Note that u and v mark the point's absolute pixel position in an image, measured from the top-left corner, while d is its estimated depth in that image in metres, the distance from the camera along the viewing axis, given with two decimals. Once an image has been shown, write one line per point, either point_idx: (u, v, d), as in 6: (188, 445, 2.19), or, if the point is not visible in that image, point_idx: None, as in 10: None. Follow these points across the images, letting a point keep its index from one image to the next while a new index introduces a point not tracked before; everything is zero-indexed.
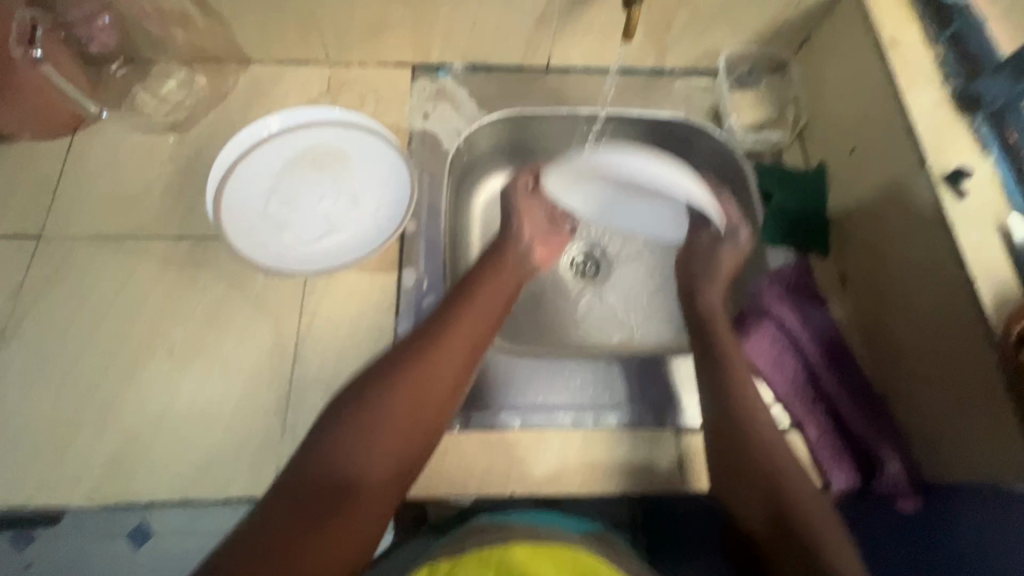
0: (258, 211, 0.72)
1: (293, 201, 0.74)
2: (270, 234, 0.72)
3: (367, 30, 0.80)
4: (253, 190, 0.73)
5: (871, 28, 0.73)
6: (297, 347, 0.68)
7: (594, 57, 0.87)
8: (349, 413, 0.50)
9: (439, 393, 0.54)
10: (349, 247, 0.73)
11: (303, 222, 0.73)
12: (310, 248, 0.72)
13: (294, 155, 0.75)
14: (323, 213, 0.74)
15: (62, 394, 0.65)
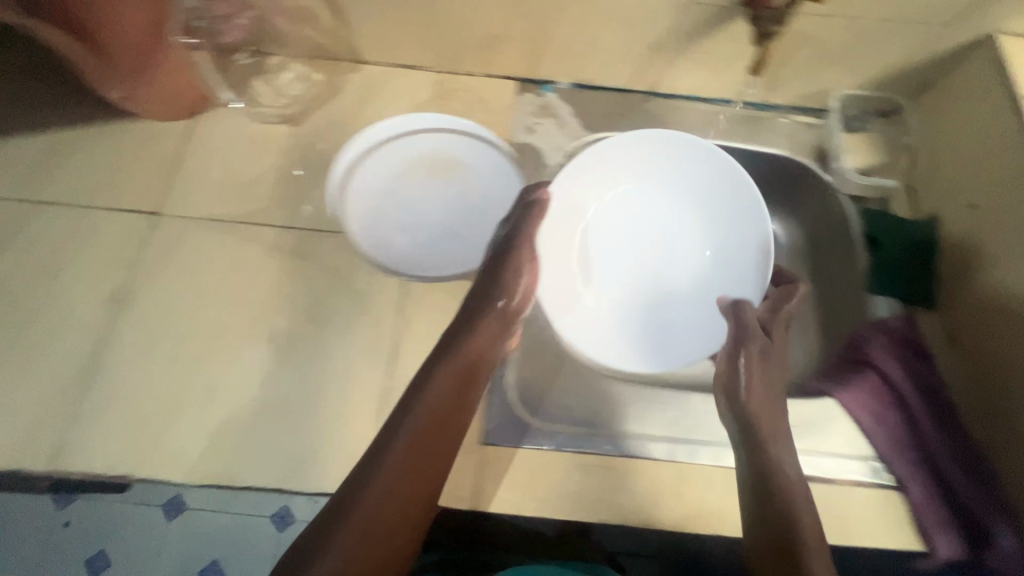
0: (380, 212, 0.74)
1: (409, 202, 0.75)
2: (388, 234, 0.73)
3: (483, 43, 0.81)
4: (374, 189, 0.75)
5: (1006, 83, 0.71)
6: (395, 348, 0.68)
7: (702, 86, 0.86)
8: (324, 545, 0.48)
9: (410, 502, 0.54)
10: (461, 254, 0.74)
11: (418, 224, 0.74)
12: (423, 251, 0.74)
13: (413, 156, 0.76)
14: (437, 218, 0.76)
15: (169, 370, 0.66)
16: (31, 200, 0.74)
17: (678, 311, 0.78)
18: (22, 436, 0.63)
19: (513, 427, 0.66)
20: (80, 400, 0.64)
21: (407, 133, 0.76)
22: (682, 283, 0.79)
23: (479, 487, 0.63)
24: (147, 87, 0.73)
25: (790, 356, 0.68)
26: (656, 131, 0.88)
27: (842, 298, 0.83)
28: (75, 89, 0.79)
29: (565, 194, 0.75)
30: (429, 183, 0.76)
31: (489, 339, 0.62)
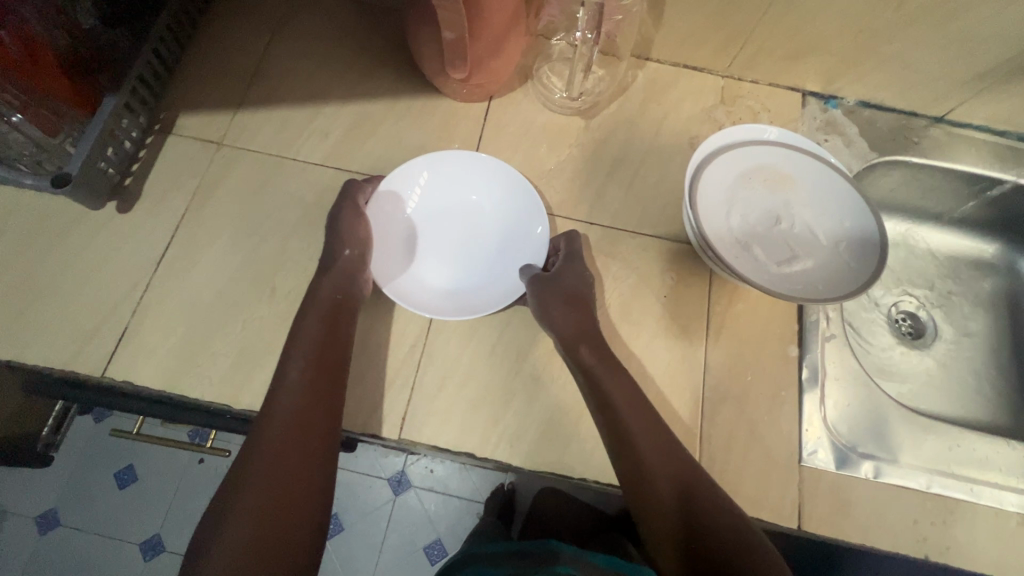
0: (729, 220, 0.68)
1: (752, 222, 0.69)
2: (736, 250, 0.67)
3: (791, 53, 0.80)
4: (716, 198, 0.68)
5: None
6: (706, 357, 0.69)
7: (1000, 118, 0.83)
8: (225, 507, 0.50)
9: (289, 472, 0.52)
10: (820, 277, 0.66)
11: (764, 243, 0.68)
12: (774, 270, 0.66)
13: (765, 168, 0.70)
14: (782, 236, 0.69)
15: (494, 353, 0.68)
16: (349, 172, 0.76)
17: (494, 258, 0.69)
18: (361, 400, 0.65)
19: (835, 453, 0.65)
20: (413, 374, 0.66)
21: (747, 142, 0.69)
22: (480, 221, 0.70)
23: (801, 505, 0.63)
24: (484, 72, 0.73)
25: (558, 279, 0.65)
26: (942, 158, 0.85)
27: None
28: (385, 65, 0.81)
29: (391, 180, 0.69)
30: (775, 206, 0.70)
31: (351, 266, 0.63)
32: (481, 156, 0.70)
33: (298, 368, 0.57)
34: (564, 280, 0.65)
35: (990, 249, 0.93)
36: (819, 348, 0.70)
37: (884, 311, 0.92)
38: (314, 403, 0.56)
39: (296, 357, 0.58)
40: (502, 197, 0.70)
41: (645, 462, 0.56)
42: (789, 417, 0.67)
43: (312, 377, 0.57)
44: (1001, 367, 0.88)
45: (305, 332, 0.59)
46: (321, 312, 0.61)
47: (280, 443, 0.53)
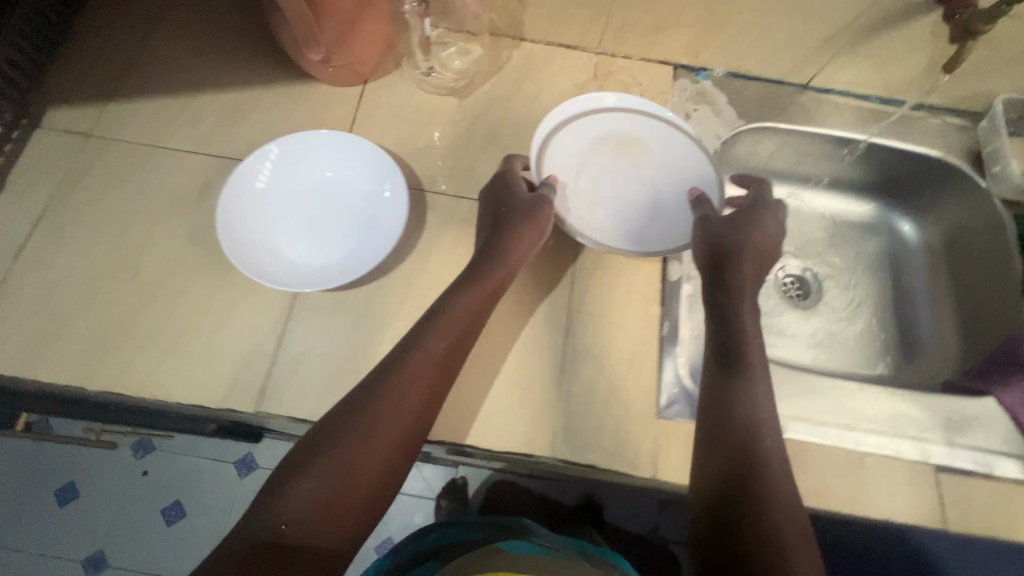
0: (578, 182, 0.74)
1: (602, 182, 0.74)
2: (582, 210, 0.73)
3: (653, 26, 0.82)
4: (567, 180, 0.73)
5: None
6: (570, 321, 0.71)
7: (860, 83, 0.86)
8: (330, 441, 0.55)
9: (373, 452, 0.55)
10: (676, 223, 0.73)
11: (612, 202, 0.74)
12: (615, 228, 0.73)
13: (614, 134, 0.75)
14: (630, 198, 0.74)
15: (358, 326, 0.68)
16: (219, 158, 0.76)
17: (358, 232, 0.69)
18: (221, 379, 0.65)
19: (690, 405, 0.67)
20: (274, 348, 0.66)
21: (573, 120, 0.73)
22: (337, 195, 0.70)
23: (657, 457, 0.65)
24: (343, 53, 0.74)
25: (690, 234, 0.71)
26: (807, 124, 0.88)
27: (983, 303, 0.84)
28: (259, 52, 0.81)
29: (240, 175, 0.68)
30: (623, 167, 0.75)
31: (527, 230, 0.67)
32: (322, 131, 0.70)
33: (425, 357, 0.60)
34: (736, 233, 0.67)
35: (864, 210, 0.97)
36: (681, 307, 0.72)
37: (772, 275, 0.95)
38: (416, 393, 0.58)
39: (430, 345, 0.61)
40: (354, 168, 0.71)
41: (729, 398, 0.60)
42: (648, 373, 0.68)
43: (425, 365, 0.60)
44: (881, 321, 0.91)
45: (445, 319, 0.63)
46: (471, 306, 0.64)
47: (389, 418, 0.57)
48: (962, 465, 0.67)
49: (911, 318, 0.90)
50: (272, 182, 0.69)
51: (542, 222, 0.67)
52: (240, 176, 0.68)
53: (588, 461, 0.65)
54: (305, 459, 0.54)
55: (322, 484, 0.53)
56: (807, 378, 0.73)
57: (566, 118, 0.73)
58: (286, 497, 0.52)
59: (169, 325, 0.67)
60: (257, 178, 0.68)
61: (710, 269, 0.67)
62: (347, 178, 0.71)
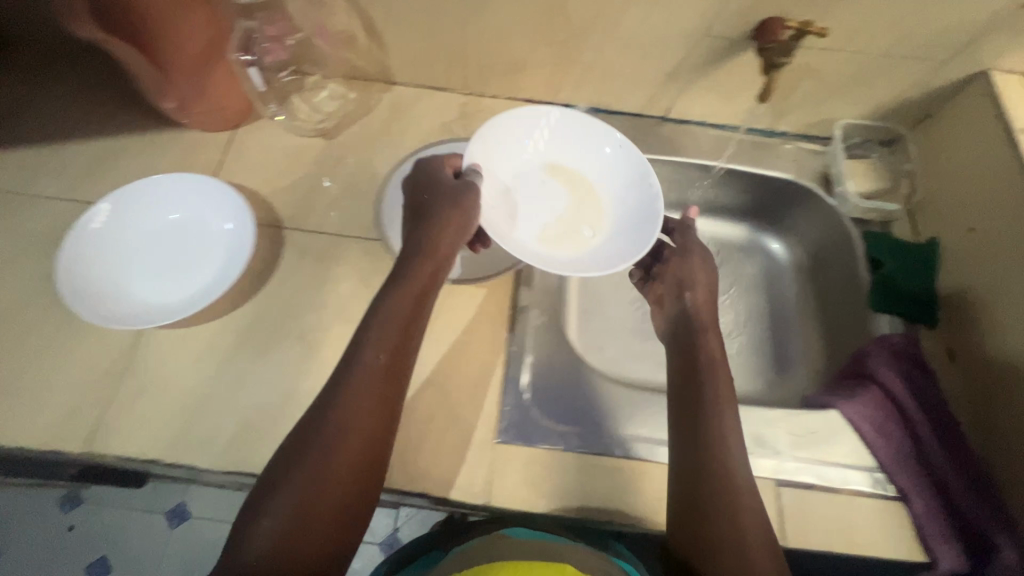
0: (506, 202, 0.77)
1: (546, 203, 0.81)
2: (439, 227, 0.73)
3: (509, 68, 0.87)
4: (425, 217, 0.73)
5: (999, 116, 0.75)
6: (416, 349, 0.72)
7: (712, 113, 0.91)
8: (285, 472, 0.52)
9: (339, 471, 0.52)
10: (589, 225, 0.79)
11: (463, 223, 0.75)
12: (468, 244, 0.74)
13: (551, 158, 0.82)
14: None
15: (199, 363, 0.69)
16: (82, 202, 0.78)
17: (212, 265, 0.71)
18: (53, 419, 0.65)
19: (527, 428, 0.68)
20: (113, 386, 0.67)
21: (596, 234, 0.78)
22: (195, 235, 0.74)
23: (492, 482, 0.64)
24: (198, 100, 0.77)
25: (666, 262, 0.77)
26: (667, 152, 0.92)
27: (840, 312, 0.87)
28: (132, 102, 0.85)
29: (99, 219, 0.71)
30: (580, 195, 0.81)
31: (460, 220, 0.67)
32: (180, 175, 0.74)
33: (365, 375, 0.56)
34: (687, 258, 0.76)
35: (737, 232, 1.00)
36: (529, 334, 0.74)
37: None
38: (369, 406, 0.55)
39: (368, 358, 0.57)
40: (211, 209, 0.74)
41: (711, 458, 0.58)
42: (491, 397, 0.69)
43: (370, 382, 0.56)
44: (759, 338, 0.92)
45: (379, 332, 0.59)
46: (401, 311, 0.60)
47: (335, 435, 0.53)
48: (804, 479, 0.68)
49: (785, 333, 0.92)
50: (130, 223, 0.73)
51: (465, 208, 0.67)
52: (95, 217, 0.71)
53: (422, 490, 0.64)
54: (259, 499, 0.51)
55: (271, 512, 0.50)
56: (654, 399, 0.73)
57: (588, 235, 0.79)
58: (247, 539, 0.49)
59: (8, 366, 0.67)
60: (115, 218, 0.72)
61: (682, 313, 0.73)
62: (204, 217, 0.74)
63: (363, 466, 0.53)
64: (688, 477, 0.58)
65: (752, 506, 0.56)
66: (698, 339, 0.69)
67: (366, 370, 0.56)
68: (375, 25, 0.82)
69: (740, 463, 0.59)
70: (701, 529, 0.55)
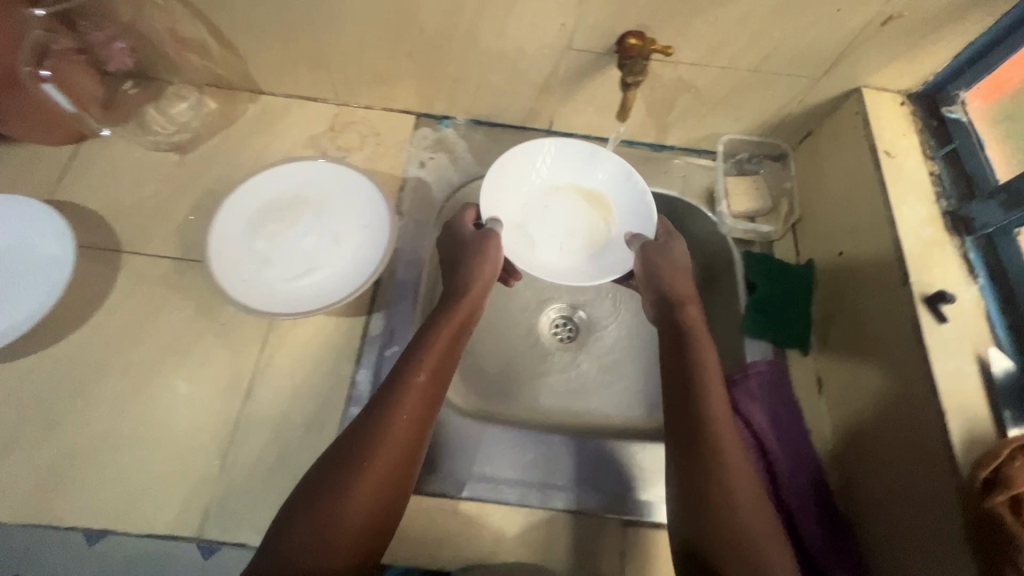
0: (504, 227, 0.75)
1: (340, 235, 0.70)
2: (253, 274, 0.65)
3: (375, 78, 0.82)
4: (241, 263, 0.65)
5: (868, 136, 0.72)
6: (251, 384, 0.68)
7: (595, 126, 0.87)
8: (349, 488, 0.52)
9: (376, 482, 0.53)
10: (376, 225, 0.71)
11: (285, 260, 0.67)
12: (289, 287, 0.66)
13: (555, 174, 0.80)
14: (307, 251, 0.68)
15: (13, 402, 0.65)
16: None
17: (29, 293, 0.67)
18: None
19: None
20: None
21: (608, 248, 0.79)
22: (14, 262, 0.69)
23: None
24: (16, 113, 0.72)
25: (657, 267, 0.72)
26: None
27: (719, 340, 0.81)
28: None
29: None
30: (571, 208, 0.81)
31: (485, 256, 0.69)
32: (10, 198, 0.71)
33: (409, 395, 0.58)
34: (669, 260, 0.73)
35: None
36: (374, 363, 0.70)
37: (542, 316, 0.93)
38: (408, 419, 0.56)
39: (409, 380, 0.58)
40: (36, 232, 0.70)
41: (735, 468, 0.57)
42: (326, 436, 0.66)
43: (415, 386, 0.59)
44: (646, 360, 0.89)
45: (424, 351, 0.62)
46: (447, 328, 0.64)
47: (393, 452, 0.55)
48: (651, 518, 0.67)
49: None
50: None
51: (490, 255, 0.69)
52: None
53: (241, 539, 0.61)
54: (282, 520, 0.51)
55: (301, 524, 0.50)
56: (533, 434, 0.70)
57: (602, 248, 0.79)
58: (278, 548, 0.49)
59: None
60: None
61: (662, 295, 0.71)
62: (27, 241, 0.69)
63: (390, 479, 0.54)
64: (700, 487, 0.57)
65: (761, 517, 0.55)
66: (694, 352, 0.65)
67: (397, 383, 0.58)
68: (222, 34, 0.76)
69: (748, 490, 0.56)
70: (714, 539, 0.54)
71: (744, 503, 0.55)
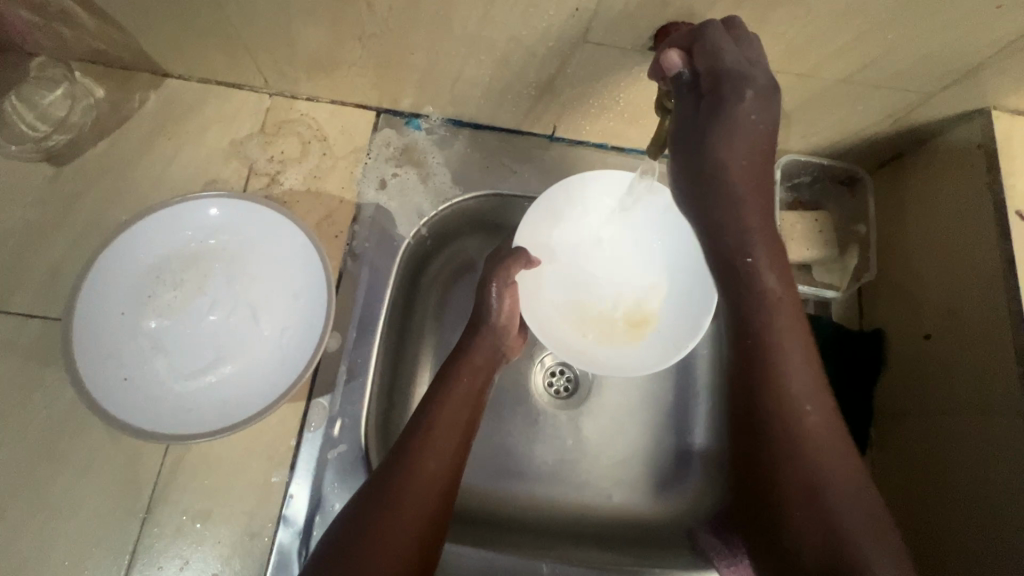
0: (541, 309, 0.64)
1: (259, 308, 0.53)
2: (140, 366, 0.49)
3: (317, 66, 0.59)
4: (122, 352, 0.49)
5: (993, 184, 0.52)
6: (153, 497, 0.52)
7: (613, 135, 0.65)
8: (374, 547, 0.46)
9: (402, 539, 0.47)
10: (300, 293, 0.52)
11: (188, 342, 0.51)
12: (190, 383, 0.50)
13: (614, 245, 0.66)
14: (216, 327, 0.52)
15: None
16: None
17: None
18: None
19: None
20: None
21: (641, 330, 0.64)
22: None
23: None
24: None
25: (721, 146, 0.46)
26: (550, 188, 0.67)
27: None
28: None
29: None
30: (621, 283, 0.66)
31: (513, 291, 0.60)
32: None
33: (433, 445, 0.52)
34: (721, 121, 0.45)
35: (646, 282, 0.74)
36: (313, 473, 0.54)
37: (534, 367, 0.73)
38: (437, 475, 0.51)
39: (439, 433, 0.53)
40: None
41: (799, 437, 0.46)
42: (250, 569, 0.52)
43: (442, 446, 0.52)
44: (658, 432, 0.71)
45: (449, 413, 0.54)
46: (471, 388, 0.56)
47: (422, 506, 0.49)
48: None
49: (688, 433, 0.71)
50: None
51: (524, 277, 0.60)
52: None
53: None
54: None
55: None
56: (526, 562, 0.60)
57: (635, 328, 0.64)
58: None
59: None
60: None
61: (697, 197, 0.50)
62: None
63: (424, 536, 0.48)
64: (756, 463, 0.47)
65: (853, 489, 0.44)
66: (742, 271, 0.49)
67: (430, 435, 0.52)
68: (89, 2, 0.52)
69: (828, 447, 0.46)
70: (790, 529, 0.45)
71: (829, 473, 0.45)
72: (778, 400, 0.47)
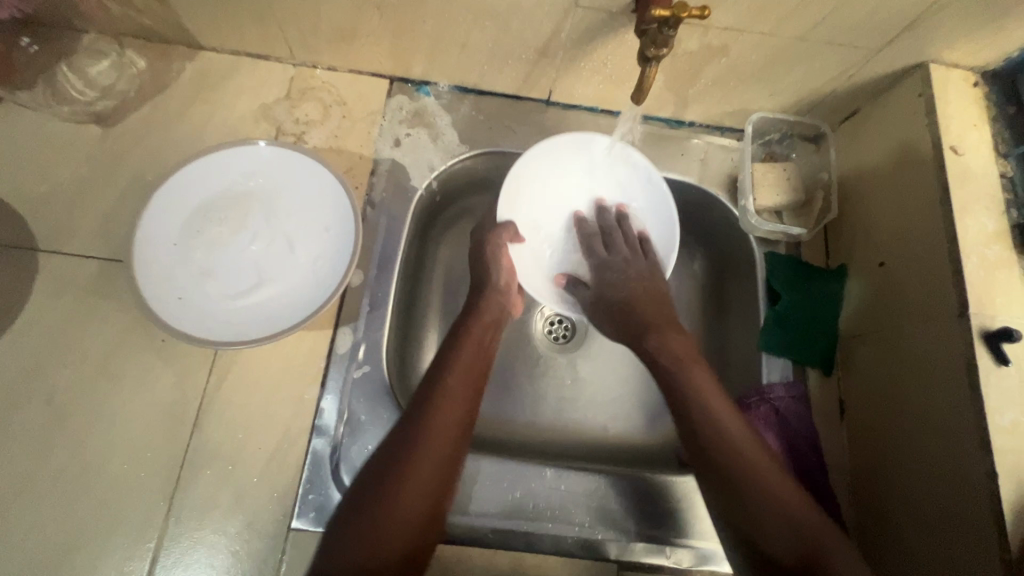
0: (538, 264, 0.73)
1: (293, 241, 0.60)
2: (192, 289, 0.56)
3: (338, 35, 0.67)
4: (176, 277, 0.56)
5: (932, 125, 0.60)
6: (200, 411, 0.59)
7: (602, 98, 0.73)
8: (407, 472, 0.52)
9: (432, 467, 0.52)
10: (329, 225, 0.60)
11: (231, 270, 0.58)
12: (235, 304, 0.56)
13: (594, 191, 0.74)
14: (256, 256, 0.59)
15: None
16: None
17: None
18: None
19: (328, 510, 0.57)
20: None
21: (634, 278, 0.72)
22: None
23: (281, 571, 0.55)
24: None
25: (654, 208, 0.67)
26: None
27: (734, 350, 0.72)
28: None
29: None
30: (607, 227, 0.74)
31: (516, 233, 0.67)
32: None
33: (454, 388, 0.57)
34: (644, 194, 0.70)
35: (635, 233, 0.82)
36: (341, 388, 0.61)
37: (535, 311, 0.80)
38: (460, 416, 0.56)
39: (456, 377, 0.58)
40: None
41: (721, 425, 0.56)
42: (288, 471, 0.58)
43: (460, 386, 0.57)
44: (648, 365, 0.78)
45: (466, 357, 0.60)
46: (485, 336, 0.62)
47: (447, 437, 0.54)
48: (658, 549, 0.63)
49: None
50: None
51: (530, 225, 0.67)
52: None
53: None
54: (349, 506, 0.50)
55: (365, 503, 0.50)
56: (534, 472, 0.65)
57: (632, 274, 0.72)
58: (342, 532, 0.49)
59: None
60: None
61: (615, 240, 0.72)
62: None
63: (450, 468, 0.53)
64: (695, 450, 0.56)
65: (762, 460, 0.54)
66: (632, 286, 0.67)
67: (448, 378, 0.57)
68: None
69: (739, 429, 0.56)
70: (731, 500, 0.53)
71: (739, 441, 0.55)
72: (693, 404, 0.57)
